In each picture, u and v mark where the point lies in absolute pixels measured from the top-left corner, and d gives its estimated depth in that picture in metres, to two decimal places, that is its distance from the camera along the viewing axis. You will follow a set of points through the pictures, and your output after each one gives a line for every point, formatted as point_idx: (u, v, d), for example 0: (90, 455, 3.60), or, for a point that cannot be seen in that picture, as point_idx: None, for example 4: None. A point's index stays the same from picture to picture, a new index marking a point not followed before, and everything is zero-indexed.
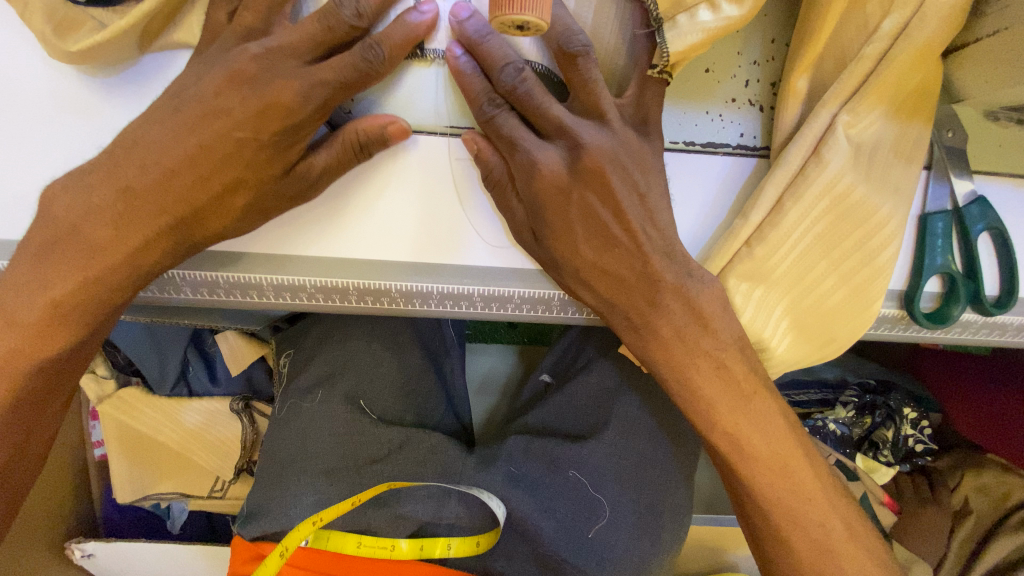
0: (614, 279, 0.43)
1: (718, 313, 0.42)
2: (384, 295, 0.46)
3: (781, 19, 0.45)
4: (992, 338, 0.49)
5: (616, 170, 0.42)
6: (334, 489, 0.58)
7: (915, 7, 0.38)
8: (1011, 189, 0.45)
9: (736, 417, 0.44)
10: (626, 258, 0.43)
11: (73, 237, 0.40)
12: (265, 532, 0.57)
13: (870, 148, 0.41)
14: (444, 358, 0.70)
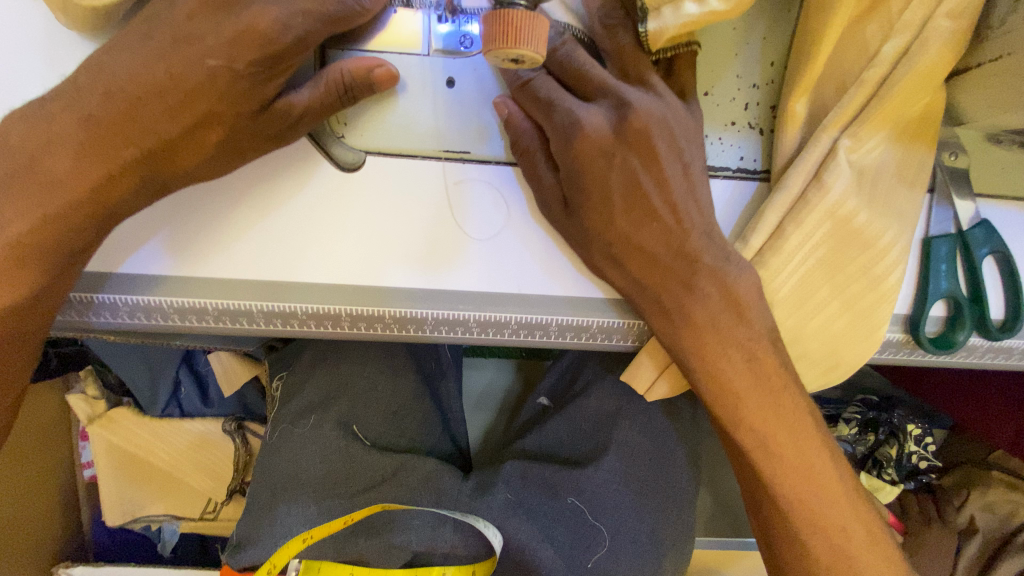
0: (648, 257, 0.41)
1: (754, 300, 0.41)
2: (378, 321, 0.44)
3: (782, 40, 0.44)
4: (998, 362, 0.48)
5: (662, 133, 0.40)
6: (323, 509, 0.56)
7: (916, 31, 0.38)
8: (1015, 213, 0.44)
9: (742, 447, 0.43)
10: (662, 234, 0.41)
11: (32, 168, 0.38)
12: (254, 563, 0.56)
13: (873, 174, 0.40)
14: (440, 380, 0.68)
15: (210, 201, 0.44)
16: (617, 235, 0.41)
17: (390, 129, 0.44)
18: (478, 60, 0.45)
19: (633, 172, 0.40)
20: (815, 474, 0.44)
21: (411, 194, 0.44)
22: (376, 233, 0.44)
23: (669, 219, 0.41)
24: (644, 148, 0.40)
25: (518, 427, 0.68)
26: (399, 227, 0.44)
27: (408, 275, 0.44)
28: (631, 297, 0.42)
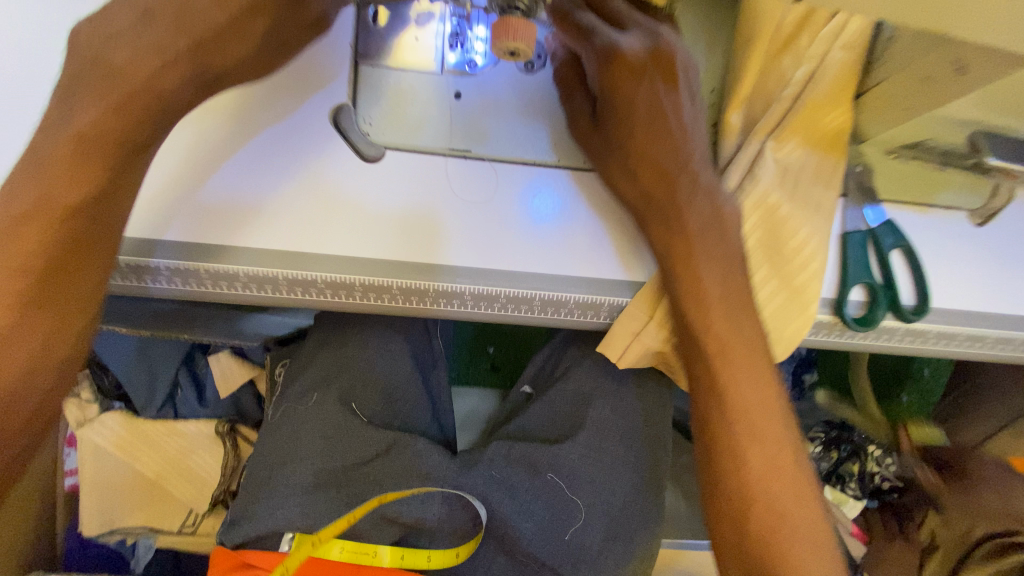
0: (658, 169, 0.48)
1: (713, 271, 0.47)
2: (386, 292, 0.51)
3: (720, 73, 0.55)
4: (914, 344, 0.56)
5: (682, 63, 0.48)
6: (320, 499, 0.61)
7: (819, 62, 0.49)
8: (911, 214, 0.55)
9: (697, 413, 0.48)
10: (673, 150, 0.48)
11: (95, 63, 0.40)
12: (248, 539, 0.60)
13: (795, 172, 0.50)
14: (432, 368, 0.75)
15: (245, 167, 0.51)
16: (634, 144, 0.48)
17: (405, 127, 0.53)
18: (481, 78, 0.55)
19: (655, 91, 0.47)
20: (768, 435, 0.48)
21: (421, 182, 0.52)
22: (389, 212, 0.51)
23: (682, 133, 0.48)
24: (666, 71, 0.47)
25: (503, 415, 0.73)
26: (409, 207, 0.52)
27: (415, 250, 0.51)
28: (636, 202, 0.50)
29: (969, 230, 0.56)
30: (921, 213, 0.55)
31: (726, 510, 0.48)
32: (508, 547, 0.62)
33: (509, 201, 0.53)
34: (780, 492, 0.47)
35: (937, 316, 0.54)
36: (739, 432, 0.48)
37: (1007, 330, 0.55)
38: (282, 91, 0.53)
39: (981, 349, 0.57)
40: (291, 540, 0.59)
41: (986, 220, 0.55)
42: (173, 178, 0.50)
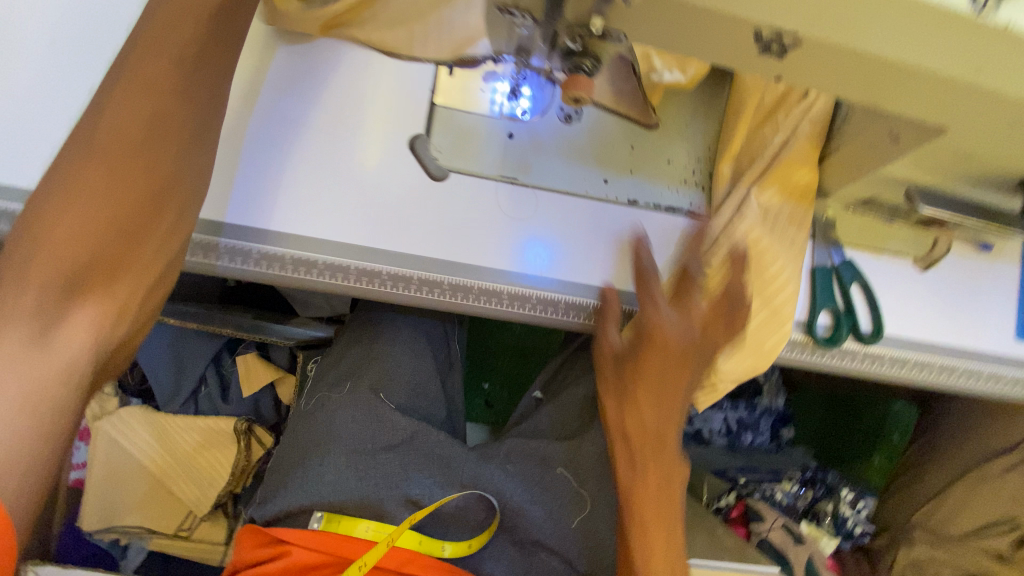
0: (646, 434, 0.52)
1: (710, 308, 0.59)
2: (438, 286, 0.61)
3: (713, 137, 0.70)
4: (873, 366, 0.67)
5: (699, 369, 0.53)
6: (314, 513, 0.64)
7: (794, 130, 0.62)
8: (866, 257, 0.67)
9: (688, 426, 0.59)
10: (662, 419, 0.52)
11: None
12: (277, 514, 0.65)
13: (775, 214, 0.62)
14: (449, 372, 0.84)
15: (333, 188, 0.61)
16: (637, 396, 0.52)
17: (464, 154, 0.64)
18: (531, 124, 0.66)
19: (671, 382, 0.52)
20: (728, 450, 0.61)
21: (475, 197, 0.63)
22: (446, 220, 0.62)
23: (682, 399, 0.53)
24: (685, 356, 0.52)
25: (513, 419, 0.82)
26: (463, 217, 0.62)
27: (464, 253, 0.61)
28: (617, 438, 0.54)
29: (914, 274, 0.68)
30: (874, 257, 0.68)
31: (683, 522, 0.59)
32: (517, 536, 0.67)
33: (544, 218, 0.63)
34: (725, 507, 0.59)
35: (889, 343, 0.66)
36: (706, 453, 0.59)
37: (947, 358, 0.67)
38: (366, 115, 0.63)
39: (930, 375, 0.68)
40: (320, 519, 0.63)
41: (927, 266, 0.68)
42: (270, 178, 0.60)
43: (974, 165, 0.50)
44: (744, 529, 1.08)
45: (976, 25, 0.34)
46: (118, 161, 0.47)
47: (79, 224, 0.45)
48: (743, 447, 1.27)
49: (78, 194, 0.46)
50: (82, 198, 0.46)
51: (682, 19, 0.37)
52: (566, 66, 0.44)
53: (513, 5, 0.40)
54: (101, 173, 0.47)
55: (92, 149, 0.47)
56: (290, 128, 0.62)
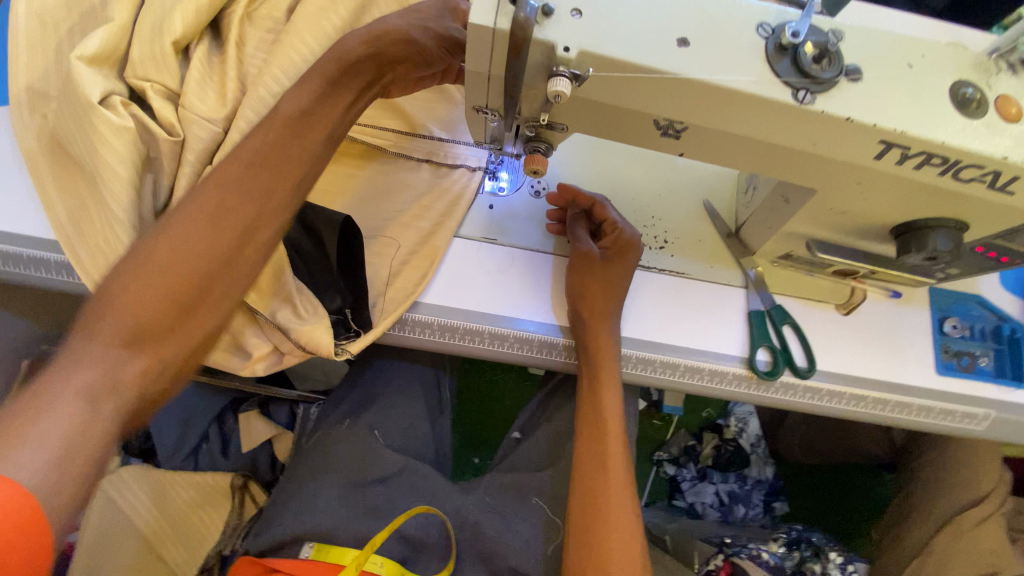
0: (591, 271, 0.72)
1: (619, 293, 0.71)
2: (428, 327, 0.71)
3: (662, 201, 0.82)
4: (815, 400, 0.75)
5: (623, 225, 0.74)
6: (308, 526, 0.69)
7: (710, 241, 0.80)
8: (795, 303, 0.79)
9: (601, 364, 0.69)
10: (611, 244, 0.73)
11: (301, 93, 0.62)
12: (269, 545, 0.69)
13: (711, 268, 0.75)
14: (439, 415, 0.92)
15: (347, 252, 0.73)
16: (596, 278, 0.71)
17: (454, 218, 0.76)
18: (507, 198, 0.79)
19: (613, 230, 0.74)
20: (618, 420, 0.71)
21: (463, 253, 0.74)
22: (438, 272, 0.73)
23: (615, 304, 0.70)
24: (628, 242, 0.73)
25: (495, 459, 0.90)
26: (452, 270, 0.73)
27: (452, 299, 0.72)
28: (586, 257, 0.73)
29: (838, 317, 0.79)
30: (802, 304, 0.79)
31: (593, 431, 0.71)
32: (494, 565, 0.71)
33: (519, 269, 0.75)
34: (613, 450, 0.70)
35: (823, 376, 0.75)
36: (617, 401, 0.70)
37: (876, 390, 0.76)
38: (371, 186, 0.77)
39: (867, 408, 0.76)
40: (311, 548, 0.67)
41: (849, 310, 0.79)
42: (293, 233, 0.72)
43: (849, 219, 0.63)
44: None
45: (803, 116, 0.48)
46: (134, 265, 0.55)
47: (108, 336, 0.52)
48: (737, 520, 1.34)
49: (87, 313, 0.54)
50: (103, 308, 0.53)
51: (599, 112, 0.52)
52: (526, 148, 0.59)
53: (484, 106, 0.55)
54: (140, 295, 0.54)
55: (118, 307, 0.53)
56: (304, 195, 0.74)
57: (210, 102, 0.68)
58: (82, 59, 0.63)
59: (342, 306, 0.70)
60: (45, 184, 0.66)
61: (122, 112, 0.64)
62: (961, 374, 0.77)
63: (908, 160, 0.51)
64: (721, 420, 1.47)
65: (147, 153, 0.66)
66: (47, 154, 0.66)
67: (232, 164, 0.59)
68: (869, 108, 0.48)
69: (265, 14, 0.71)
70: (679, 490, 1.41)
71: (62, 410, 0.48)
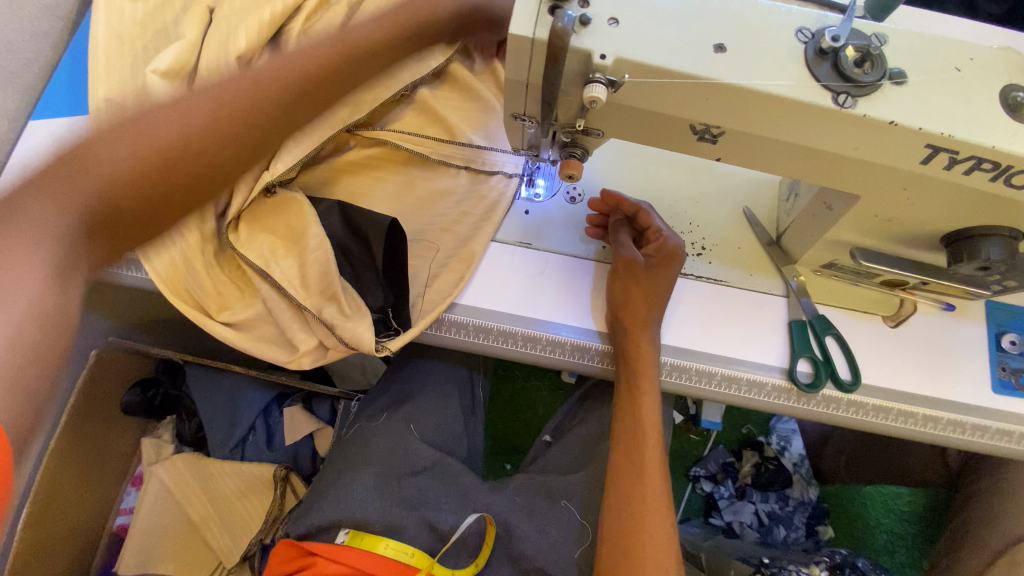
0: (636, 278, 0.72)
1: (662, 302, 0.71)
2: (463, 327, 0.73)
3: (700, 207, 0.82)
4: (858, 416, 0.72)
5: (669, 234, 0.74)
6: (343, 513, 0.71)
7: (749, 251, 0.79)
8: (838, 313, 0.77)
9: (640, 369, 0.69)
10: (657, 251, 0.73)
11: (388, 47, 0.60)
12: (308, 530, 0.72)
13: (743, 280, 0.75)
14: (472, 414, 0.93)
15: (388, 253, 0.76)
16: (642, 284, 0.71)
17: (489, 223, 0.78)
18: (543, 204, 0.81)
19: (659, 239, 0.74)
20: (656, 426, 0.70)
21: (500, 256, 0.77)
22: (475, 273, 0.75)
23: (656, 313, 0.70)
24: (673, 252, 0.73)
25: (527, 461, 0.91)
26: (488, 272, 0.76)
27: (489, 300, 0.74)
28: (632, 265, 0.73)
29: (885, 329, 0.76)
30: (847, 314, 0.77)
31: (631, 437, 0.70)
32: (522, 565, 0.73)
33: (554, 272, 0.76)
34: (649, 456, 0.70)
35: (867, 390, 0.72)
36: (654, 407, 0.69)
37: (924, 407, 0.72)
38: (412, 191, 0.80)
39: (914, 425, 0.72)
40: (346, 534, 0.70)
41: (897, 323, 0.76)
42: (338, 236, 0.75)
43: (895, 227, 0.61)
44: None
45: (844, 120, 0.48)
46: (148, 130, 0.51)
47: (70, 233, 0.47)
48: (777, 542, 1.29)
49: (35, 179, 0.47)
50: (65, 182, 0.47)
51: (636, 118, 0.53)
52: (562, 154, 0.61)
53: (523, 113, 0.57)
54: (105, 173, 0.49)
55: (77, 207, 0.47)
56: (350, 199, 0.78)
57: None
58: (156, 73, 0.70)
59: (383, 305, 0.73)
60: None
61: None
62: (1019, 393, 0.73)
63: (956, 166, 0.49)
64: (762, 437, 1.44)
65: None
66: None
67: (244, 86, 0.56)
68: (915, 112, 0.47)
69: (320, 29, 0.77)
70: (716, 508, 1.37)
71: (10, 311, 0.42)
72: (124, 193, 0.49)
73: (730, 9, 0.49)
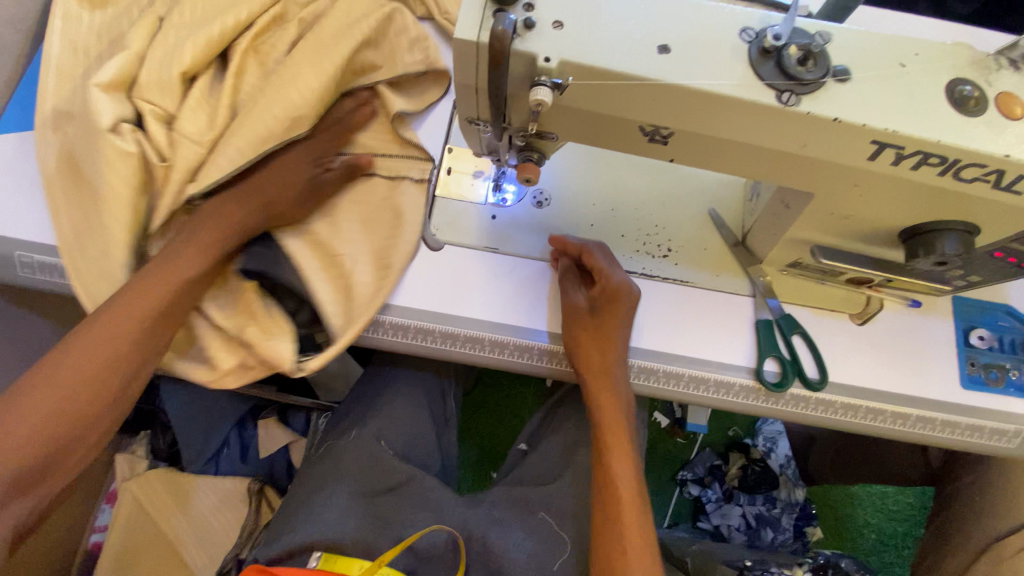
0: (583, 319, 0.72)
1: (614, 337, 0.70)
2: (429, 334, 0.73)
3: (666, 210, 0.82)
4: (827, 415, 0.72)
5: (615, 271, 0.73)
6: (314, 532, 0.68)
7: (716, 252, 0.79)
8: (805, 313, 0.77)
9: (600, 390, 0.70)
10: (603, 289, 0.72)
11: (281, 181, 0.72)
12: (275, 556, 0.68)
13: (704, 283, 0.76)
14: (445, 425, 0.93)
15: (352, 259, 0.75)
16: (597, 338, 0.71)
17: (454, 229, 0.78)
18: (511, 210, 0.80)
19: (602, 280, 0.72)
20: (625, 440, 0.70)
21: (466, 262, 0.76)
22: (441, 280, 0.75)
23: (610, 353, 0.70)
24: (617, 290, 0.71)
25: (501, 472, 0.90)
26: (455, 279, 0.75)
27: (456, 306, 0.74)
28: (576, 309, 0.72)
29: (853, 328, 0.76)
30: (814, 314, 0.77)
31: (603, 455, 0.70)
32: None
33: (523, 278, 0.76)
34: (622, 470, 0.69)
35: (837, 390, 0.72)
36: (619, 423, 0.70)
37: (896, 403, 0.72)
38: (377, 198, 0.79)
39: (886, 422, 0.72)
40: (318, 558, 0.67)
41: (865, 320, 0.76)
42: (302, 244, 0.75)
43: (853, 224, 0.61)
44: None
45: (789, 118, 0.48)
46: (70, 362, 0.59)
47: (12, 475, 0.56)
48: (765, 545, 1.29)
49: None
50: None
51: (587, 120, 0.53)
52: (520, 158, 0.61)
53: (477, 118, 0.57)
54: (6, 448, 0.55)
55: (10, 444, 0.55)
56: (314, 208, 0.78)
57: (200, 123, 0.73)
58: (102, 85, 0.70)
59: (311, 323, 0.73)
60: (64, 203, 0.72)
61: (129, 138, 0.70)
62: (990, 389, 0.73)
63: (904, 161, 0.50)
64: (748, 440, 1.43)
65: (147, 175, 0.72)
66: (65, 178, 0.72)
67: (116, 327, 0.62)
68: (859, 109, 0.48)
69: (269, 49, 0.79)
70: (704, 511, 1.36)
71: None
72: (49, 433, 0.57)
73: (673, 11, 0.49)
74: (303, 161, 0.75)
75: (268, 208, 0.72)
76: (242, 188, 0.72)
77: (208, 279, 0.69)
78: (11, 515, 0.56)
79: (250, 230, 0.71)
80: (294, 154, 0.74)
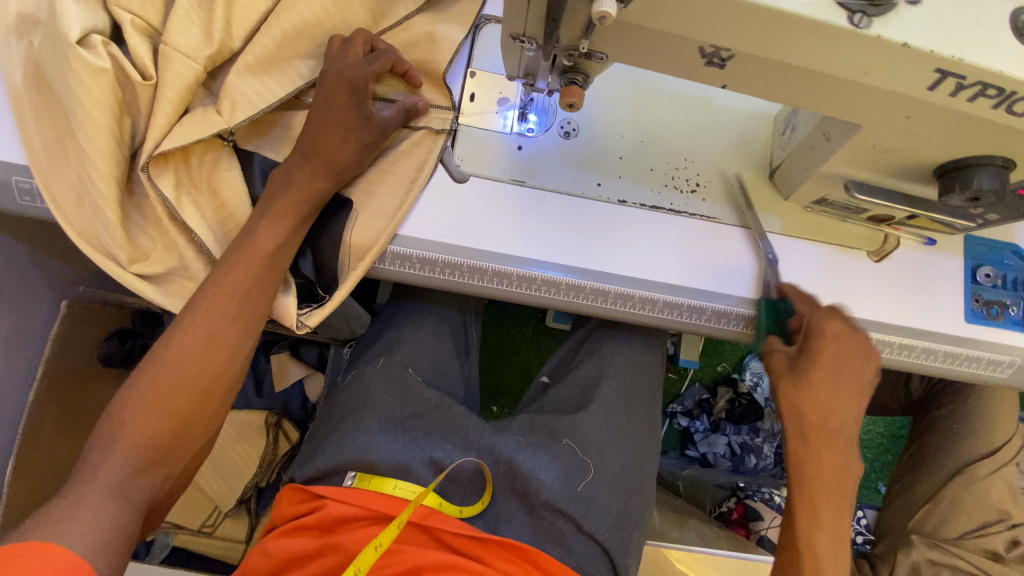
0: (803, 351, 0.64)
1: (853, 377, 0.63)
2: (456, 268, 0.72)
3: (695, 143, 0.80)
4: None
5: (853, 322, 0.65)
6: (351, 459, 0.72)
7: (741, 188, 0.79)
8: (823, 249, 0.78)
9: (819, 415, 0.62)
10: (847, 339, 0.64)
11: (334, 120, 0.67)
12: (315, 474, 0.73)
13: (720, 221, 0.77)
14: (467, 355, 0.94)
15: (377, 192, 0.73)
16: (814, 377, 0.62)
17: (478, 159, 0.76)
18: (537, 140, 0.78)
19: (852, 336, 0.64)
20: (841, 464, 0.62)
21: (492, 194, 0.74)
22: (468, 212, 0.73)
23: (842, 404, 0.62)
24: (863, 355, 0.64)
25: (526, 402, 0.93)
26: (481, 213, 0.74)
27: (487, 238, 0.73)
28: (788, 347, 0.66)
29: (869, 264, 0.78)
30: (835, 250, 0.78)
31: (799, 471, 0.63)
32: (529, 499, 0.74)
33: (551, 211, 0.75)
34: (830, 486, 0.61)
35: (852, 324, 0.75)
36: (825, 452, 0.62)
37: (903, 335, 0.75)
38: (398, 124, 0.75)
39: (893, 352, 0.76)
40: (354, 477, 0.71)
41: (880, 257, 0.78)
42: None
43: (893, 158, 0.61)
44: (743, 528, 1.32)
45: (857, 40, 0.46)
46: (186, 340, 0.59)
47: (147, 447, 0.56)
48: (748, 469, 1.38)
49: (94, 442, 0.56)
50: (107, 441, 0.55)
51: (641, 37, 0.50)
52: (562, 81, 0.58)
53: (522, 34, 0.54)
54: (135, 423, 0.56)
55: (141, 418, 0.56)
56: None
57: (192, 37, 0.67)
58: None
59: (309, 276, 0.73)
60: (49, 129, 0.66)
61: (101, 53, 0.63)
62: (989, 322, 0.77)
63: (962, 91, 0.49)
64: (735, 374, 1.48)
65: (124, 95, 0.66)
66: (36, 96, 0.66)
67: (213, 304, 0.61)
68: (928, 33, 0.46)
69: None
70: (692, 440, 1.44)
71: (106, 510, 0.52)
72: (173, 408, 0.57)
73: None
74: (354, 101, 0.68)
75: (307, 150, 0.67)
76: (309, 142, 0.67)
77: (291, 247, 0.67)
78: (144, 485, 0.55)
79: (316, 181, 0.67)
80: (342, 81, 0.67)
